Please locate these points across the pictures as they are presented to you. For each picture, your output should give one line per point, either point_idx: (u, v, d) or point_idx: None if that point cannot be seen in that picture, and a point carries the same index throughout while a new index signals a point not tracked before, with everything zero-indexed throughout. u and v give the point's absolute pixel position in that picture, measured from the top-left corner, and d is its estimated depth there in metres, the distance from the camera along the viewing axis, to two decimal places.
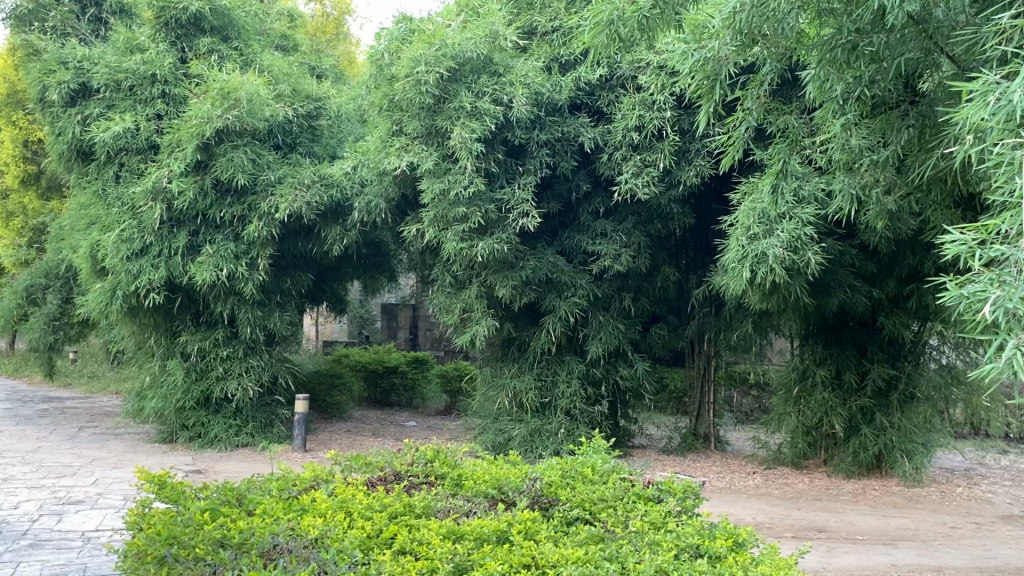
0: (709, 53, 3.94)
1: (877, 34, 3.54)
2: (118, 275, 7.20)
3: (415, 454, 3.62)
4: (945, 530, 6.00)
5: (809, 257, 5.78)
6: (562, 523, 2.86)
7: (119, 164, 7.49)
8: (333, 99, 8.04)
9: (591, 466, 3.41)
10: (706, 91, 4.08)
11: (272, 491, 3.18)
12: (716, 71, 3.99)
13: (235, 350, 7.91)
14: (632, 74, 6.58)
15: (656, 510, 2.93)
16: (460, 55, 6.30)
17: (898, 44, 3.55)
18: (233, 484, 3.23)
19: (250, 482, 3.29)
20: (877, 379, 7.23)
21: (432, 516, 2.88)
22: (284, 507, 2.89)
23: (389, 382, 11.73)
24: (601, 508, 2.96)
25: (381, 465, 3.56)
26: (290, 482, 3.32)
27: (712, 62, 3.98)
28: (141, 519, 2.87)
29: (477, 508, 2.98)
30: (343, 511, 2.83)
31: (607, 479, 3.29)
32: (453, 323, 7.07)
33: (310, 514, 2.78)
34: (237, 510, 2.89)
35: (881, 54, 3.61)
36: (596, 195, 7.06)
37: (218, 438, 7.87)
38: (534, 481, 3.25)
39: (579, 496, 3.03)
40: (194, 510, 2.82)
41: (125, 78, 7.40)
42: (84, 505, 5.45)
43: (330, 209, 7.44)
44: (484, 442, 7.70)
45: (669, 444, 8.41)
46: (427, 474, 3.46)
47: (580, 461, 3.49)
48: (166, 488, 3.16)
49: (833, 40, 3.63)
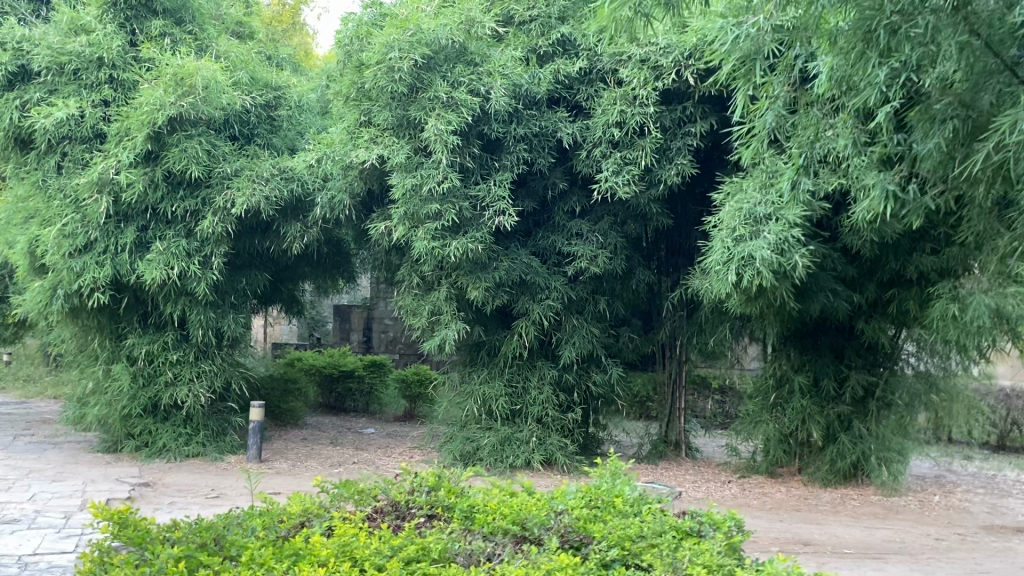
0: (750, 28, 3.79)
1: (924, 14, 3.17)
2: (59, 273, 6.69)
3: (416, 482, 3.40)
4: (930, 542, 5.83)
5: (796, 260, 5.54)
6: (598, 565, 2.70)
7: (61, 154, 6.97)
8: (294, 89, 7.62)
9: (620, 494, 3.23)
10: (742, 73, 4.06)
11: (256, 530, 2.91)
12: (753, 50, 3.85)
13: (186, 354, 7.44)
14: (613, 68, 6.29)
15: (706, 548, 2.77)
16: (435, 42, 6.00)
17: (946, 26, 3.17)
18: (206, 524, 2.93)
19: (228, 519, 3.01)
20: (855, 386, 7.08)
21: (452, 560, 2.71)
22: (276, 552, 2.66)
23: (345, 387, 11.29)
24: (642, 547, 2.78)
25: (376, 494, 3.33)
26: (275, 518, 3.05)
27: (749, 42, 3.82)
28: (102, 570, 2.59)
29: (501, 552, 2.83)
30: (347, 558, 2.59)
31: (641, 510, 3.12)
32: (421, 326, 6.72)
33: (309, 564, 2.54)
34: (218, 559, 2.64)
35: (927, 36, 3.23)
36: (572, 194, 6.79)
37: (167, 447, 7.41)
38: (560, 514, 3.07)
39: (614, 531, 2.87)
40: (166, 560, 2.56)
41: (68, 62, 6.88)
42: (18, 524, 4.96)
43: (291, 205, 7.00)
44: (451, 452, 7.37)
45: (639, 452, 8.17)
46: (432, 507, 3.26)
47: (606, 488, 3.31)
48: (126, 530, 2.87)
49: (871, 21, 3.27)
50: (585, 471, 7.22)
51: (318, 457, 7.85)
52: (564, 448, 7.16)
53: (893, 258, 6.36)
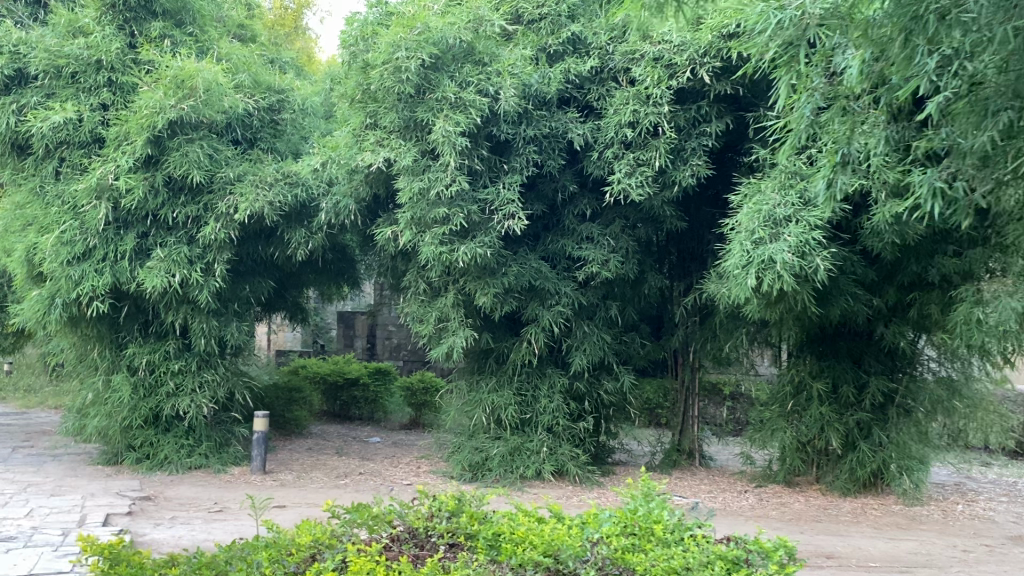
0: (795, 14, 3.63)
1: None
2: (57, 281, 6.50)
3: (435, 507, 3.27)
4: (957, 554, 5.64)
5: (817, 264, 5.38)
6: None
7: (60, 159, 6.81)
8: (296, 92, 7.47)
9: (658, 520, 3.13)
10: (784, 60, 3.82)
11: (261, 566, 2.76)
12: (796, 37, 3.71)
13: (188, 364, 7.26)
14: (625, 66, 6.12)
15: None
16: (442, 41, 5.83)
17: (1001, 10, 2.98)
18: (206, 560, 2.84)
19: (231, 556, 2.85)
20: (875, 393, 6.88)
21: None
22: None
23: (349, 395, 11.10)
24: None
25: (391, 519, 3.22)
26: (282, 552, 2.90)
27: (794, 26, 3.67)
28: None
29: None
30: None
31: (683, 539, 3.03)
32: (428, 334, 6.54)
33: None
34: None
35: (980, 23, 3.05)
36: (583, 197, 6.61)
37: (169, 459, 7.24)
38: (597, 545, 2.97)
39: (658, 565, 2.77)
40: None
41: (66, 65, 6.72)
42: (14, 543, 4.79)
43: (294, 209, 6.83)
44: (460, 462, 7.21)
45: (652, 460, 7.98)
46: (452, 536, 3.13)
47: (644, 512, 3.20)
48: (117, 566, 2.79)
49: None
50: (597, 482, 7.03)
51: (323, 468, 7.67)
52: (575, 458, 7.01)
53: (914, 261, 6.20)
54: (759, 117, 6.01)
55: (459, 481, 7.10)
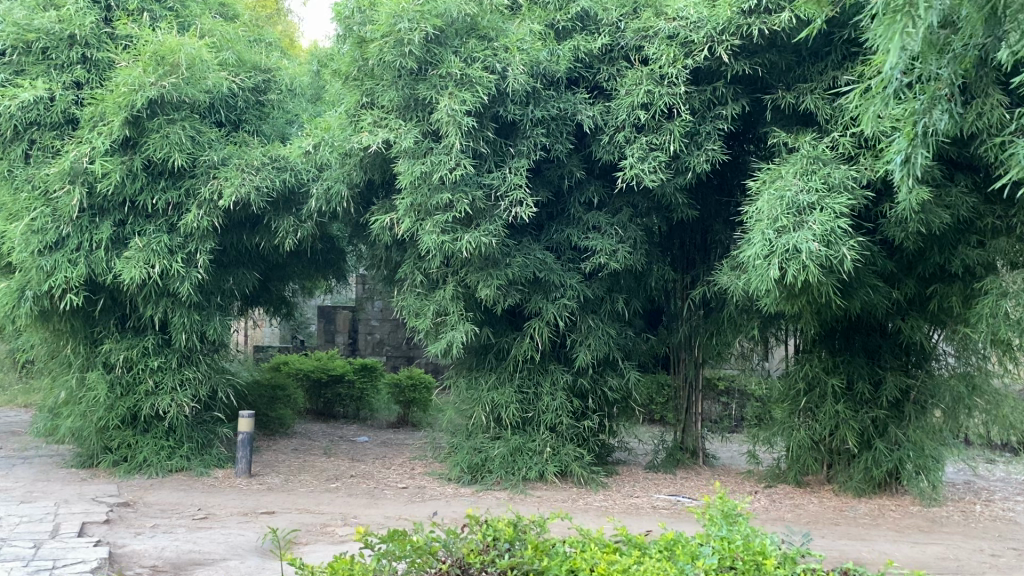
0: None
1: None
2: (26, 272, 6.03)
3: (491, 536, 3.11)
4: (986, 558, 5.37)
5: (844, 254, 5.01)
6: None
7: (29, 141, 6.37)
8: (284, 72, 7.11)
9: (763, 550, 3.01)
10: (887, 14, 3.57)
11: None
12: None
13: (168, 361, 6.83)
14: (637, 45, 5.80)
15: None
16: (446, 13, 5.47)
17: None
18: None
19: None
20: (892, 390, 6.61)
21: None
22: None
23: (333, 393, 10.69)
24: None
25: (436, 552, 3.03)
26: None
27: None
28: None
29: None
30: None
31: (794, 573, 2.91)
32: (426, 328, 6.18)
33: None
34: None
35: None
36: (590, 183, 6.27)
37: (148, 461, 6.83)
38: None
39: None
40: None
41: (37, 39, 6.28)
42: None
43: (282, 197, 6.42)
44: (457, 464, 6.88)
45: (655, 459, 7.66)
46: (516, 571, 2.92)
47: (746, 540, 3.08)
48: None
49: None
50: (602, 484, 6.73)
51: (311, 470, 7.29)
52: (579, 458, 6.70)
53: (936, 252, 5.84)
54: (776, 100, 5.74)
55: (457, 484, 6.77)
